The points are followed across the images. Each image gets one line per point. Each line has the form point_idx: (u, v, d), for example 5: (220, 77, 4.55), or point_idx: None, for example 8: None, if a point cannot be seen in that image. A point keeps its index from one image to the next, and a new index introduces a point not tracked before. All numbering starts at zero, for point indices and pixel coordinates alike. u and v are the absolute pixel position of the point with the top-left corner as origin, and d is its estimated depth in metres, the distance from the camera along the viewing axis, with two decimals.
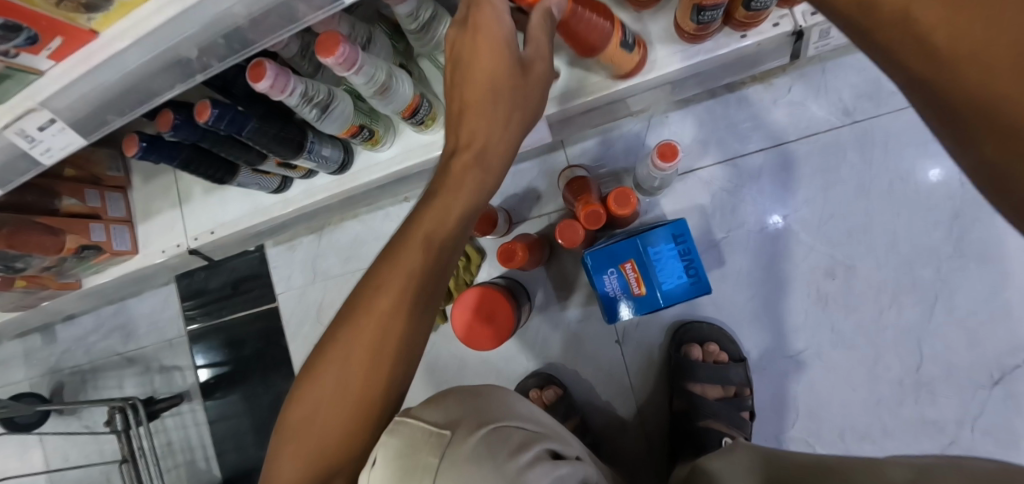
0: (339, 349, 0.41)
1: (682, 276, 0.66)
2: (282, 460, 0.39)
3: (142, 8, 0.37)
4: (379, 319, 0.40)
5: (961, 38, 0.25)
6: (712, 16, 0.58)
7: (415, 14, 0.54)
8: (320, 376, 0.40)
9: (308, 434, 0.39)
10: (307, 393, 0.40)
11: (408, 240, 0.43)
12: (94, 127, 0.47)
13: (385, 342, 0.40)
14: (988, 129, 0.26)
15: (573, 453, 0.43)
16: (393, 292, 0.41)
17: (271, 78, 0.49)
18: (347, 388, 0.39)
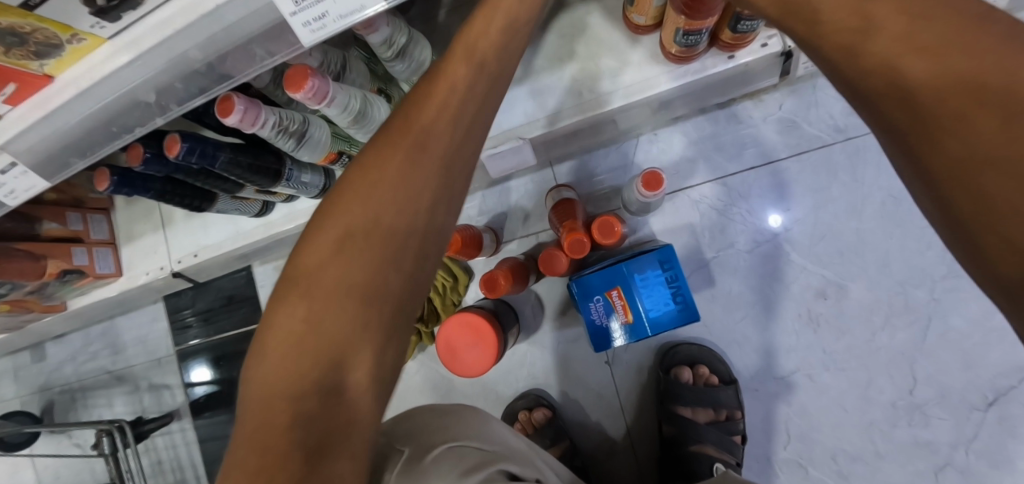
0: (344, 212, 0.35)
1: (668, 303, 0.64)
2: (295, 316, 0.33)
3: (95, 55, 0.37)
4: (394, 173, 0.35)
5: (953, 99, 0.26)
6: (697, 40, 0.56)
7: (390, 42, 0.52)
8: (326, 251, 0.34)
9: (311, 317, 0.33)
10: (309, 270, 0.34)
11: (425, 91, 0.37)
12: (57, 169, 0.45)
13: (408, 214, 0.35)
14: (962, 197, 0.26)
15: (536, 476, 0.46)
16: (405, 152, 0.35)
17: (241, 112, 0.47)
18: (382, 213, 0.34)
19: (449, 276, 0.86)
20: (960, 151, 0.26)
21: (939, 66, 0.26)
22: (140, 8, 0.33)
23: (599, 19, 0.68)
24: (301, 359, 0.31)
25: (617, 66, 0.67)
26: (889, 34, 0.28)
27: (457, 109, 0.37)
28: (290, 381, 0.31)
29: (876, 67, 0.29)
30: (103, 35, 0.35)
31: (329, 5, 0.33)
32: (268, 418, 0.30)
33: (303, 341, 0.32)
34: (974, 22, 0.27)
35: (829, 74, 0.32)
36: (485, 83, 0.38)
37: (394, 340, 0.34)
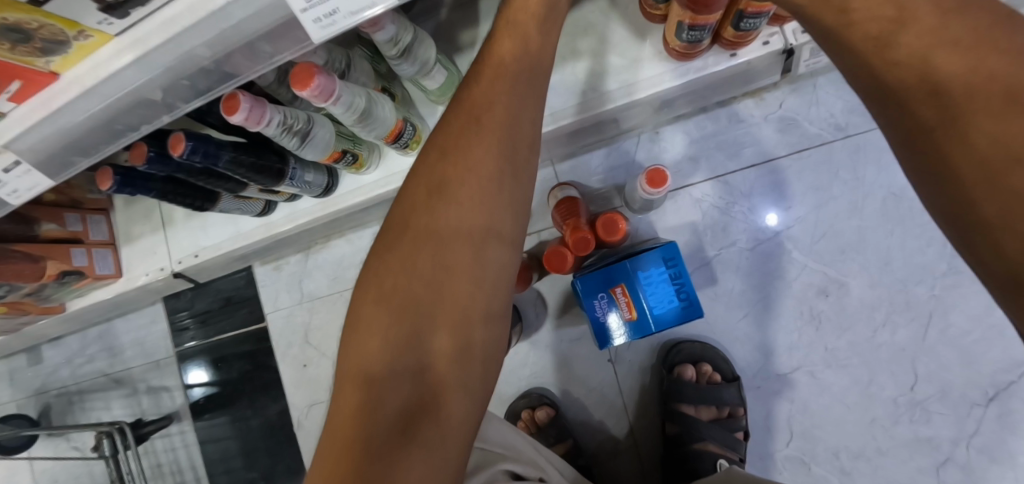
0: (412, 231, 0.43)
1: (673, 300, 0.64)
2: (377, 316, 0.41)
3: (100, 52, 0.37)
4: (455, 194, 0.43)
5: (980, 92, 0.30)
6: (697, 36, 0.56)
7: (396, 39, 0.52)
8: (392, 269, 0.42)
9: (382, 321, 0.40)
10: (376, 286, 0.42)
11: (477, 120, 0.43)
12: (60, 167, 0.45)
13: (468, 226, 0.42)
14: (982, 190, 0.30)
15: (537, 473, 0.56)
16: (463, 175, 0.43)
17: (246, 110, 0.47)
18: (446, 228, 0.42)
19: None
20: (983, 142, 0.30)
21: (967, 60, 0.31)
22: (148, 5, 0.33)
23: (603, 17, 0.68)
24: (385, 349, 0.39)
25: (621, 64, 0.67)
26: (921, 30, 0.32)
27: (490, 132, 0.43)
28: (378, 367, 0.39)
29: (910, 59, 0.33)
30: (111, 32, 0.35)
31: (340, 2, 0.33)
32: (358, 402, 0.38)
33: (380, 340, 0.40)
34: (991, 25, 0.32)
35: (852, 67, 0.36)
36: (514, 101, 0.44)
37: (464, 329, 0.41)
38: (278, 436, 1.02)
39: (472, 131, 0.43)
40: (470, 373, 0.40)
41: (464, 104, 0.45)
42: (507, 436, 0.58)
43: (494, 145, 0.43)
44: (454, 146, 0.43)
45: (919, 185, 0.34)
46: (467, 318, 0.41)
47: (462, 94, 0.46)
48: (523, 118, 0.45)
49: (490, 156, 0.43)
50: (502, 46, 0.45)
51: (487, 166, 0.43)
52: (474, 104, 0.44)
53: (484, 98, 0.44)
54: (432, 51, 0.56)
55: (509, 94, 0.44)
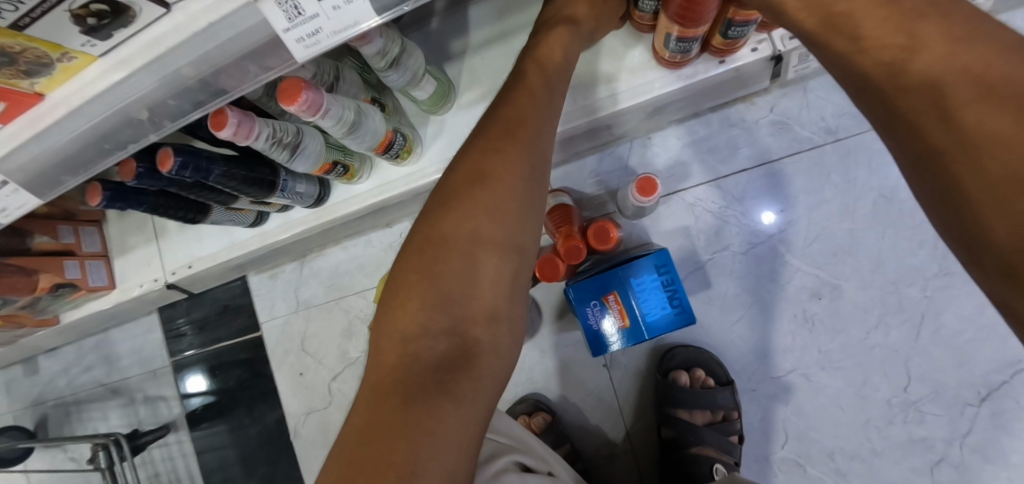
0: (446, 211, 0.46)
1: (665, 306, 0.65)
2: (414, 285, 0.44)
3: (86, 73, 0.37)
4: (489, 180, 0.46)
5: (988, 113, 0.30)
6: (684, 47, 0.56)
7: (384, 52, 0.52)
8: (430, 244, 0.45)
9: (419, 291, 0.44)
10: (413, 259, 0.45)
11: (510, 124, 0.48)
12: (49, 186, 0.45)
13: (503, 210, 0.46)
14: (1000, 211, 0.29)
15: (547, 468, 0.58)
16: (499, 165, 0.46)
17: (234, 125, 0.47)
18: (480, 210, 0.45)
19: None
20: (995, 168, 0.29)
21: (976, 82, 0.31)
22: (132, 27, 0.33)
23: None
24: (423, 315, 0.43)
25: (611, 72, 0.67)
26: (932, 55, 0.33)
27: (522, 137, 0.48)
28: (415, 331, 0.42)
29: (918, 80, 0.33)
30: (95, 54, 0.35)
31: (323, 21, 0.33)
32: (396, 360, 0.41)
33: (417, 307, 0.43)
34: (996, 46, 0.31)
35: (849, 73, 0.39)
36: (542, 118, 0.50)
37: (494, 302, 0.45)
38: (276, 444, 1.02)
39: (508, 132, 0.48)
40: (497, 343, 0.44)
41: (498, 115, 0.49)
42: (516, 430, 0.60)
43: (526, 148, 0.47)
44: (490, 142, 0.47)
45: (936, 209, 0.34)
46: (497, 293, 0.45)
47: (498, 110, 0.50)
48: (548, 130, 0.50)
49: (520, 156, 0.47)
50: (531, 81, 0.52)
51: (520, 163, 0.47)
52: (513, 111, 0.49)
53: (518, 110, 0.49)
54: (420, 66, 0.57)
55: (539, 108, 0.50)
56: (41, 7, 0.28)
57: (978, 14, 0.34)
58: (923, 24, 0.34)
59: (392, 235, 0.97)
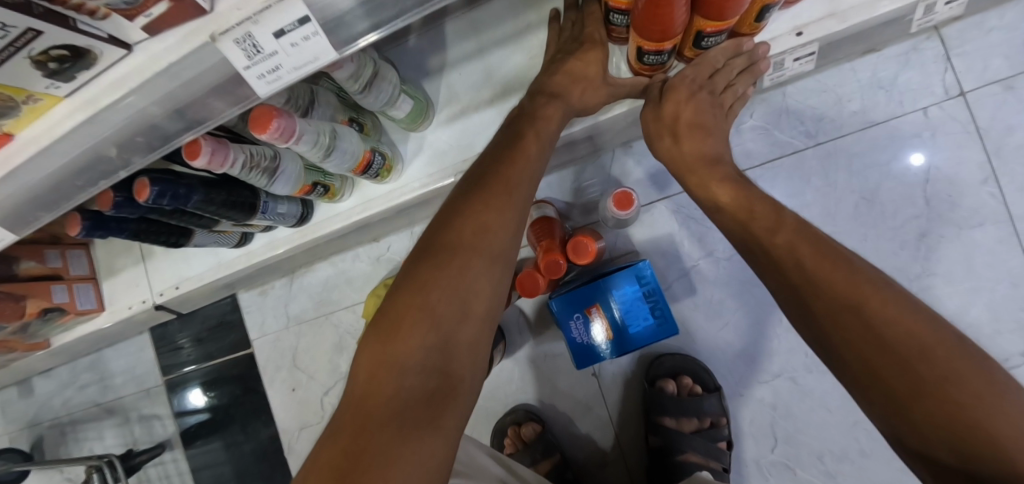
0: (444, 248, 0.47)
1: (647, 317, 0.65)
2: (409, 313, 0.44)
3: (53, 113, 0.37)
4: (487, 225, 0.48)
5: (913, 339, 0.35)
6: (657, 59, 0.56)
7: (356, 75, 0.52)
8: (426, 279, 0.45)
9: (416, 318, 0.43)
10: (406, 294, 0.45)
11: (503, 175, 0.51)
12: (23, 222, 0.45)
13: (498, 257, 0.47)
14: (946, 415, 0.32)
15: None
16: (496, 213, 0.48)
17: (208, 154, 0.47)
18: (476, 251, 0.47)
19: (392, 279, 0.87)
20: (948, 387, 0.33)
21: (906, 320, 0.36)
22: (94, 67, 0.34)
23: None
24: (415, 343, 0.42)
25: None
26: (840, 283, 0.39)
27: (518, 191, 0.51)
28: (406, 359, 0.42)
29: (849, 310, 0.38)
30: (61, 94, 0.35)
31: (282, 58, 0.33)
32: (382, 387, 0.40)
33: (410, 337, 0.42)
34: (919, 313, 0.37)
35: (793, 279, 0.43)
36: (532, 181, 0.53)
37: (479, 341, 0.45)
38: (269, 460, 1.03)
39: (506, 184, 0.50)
40: (476, 387, 0.44)
41: (496, 165, 0.52)
42: (470, 454, 0.65)
43: (518, 201, 0.50)
44: (489, 194, 0.49)
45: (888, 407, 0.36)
46: (484, 332, 0.46)
47: (496, 161, 0.52)
48: (535, 186, 0.53)
49: (516, 211, 0.50)
50: (530, 144, 0.54)
51: (516, 215, 0.50)
52: (510, 165, 0.51)
53: (520, 163, 0.52)
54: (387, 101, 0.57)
55: (533, 166, 0.53)
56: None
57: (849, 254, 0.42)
58: (808, 256, 0.42)
59: (379, 249, 0.97)
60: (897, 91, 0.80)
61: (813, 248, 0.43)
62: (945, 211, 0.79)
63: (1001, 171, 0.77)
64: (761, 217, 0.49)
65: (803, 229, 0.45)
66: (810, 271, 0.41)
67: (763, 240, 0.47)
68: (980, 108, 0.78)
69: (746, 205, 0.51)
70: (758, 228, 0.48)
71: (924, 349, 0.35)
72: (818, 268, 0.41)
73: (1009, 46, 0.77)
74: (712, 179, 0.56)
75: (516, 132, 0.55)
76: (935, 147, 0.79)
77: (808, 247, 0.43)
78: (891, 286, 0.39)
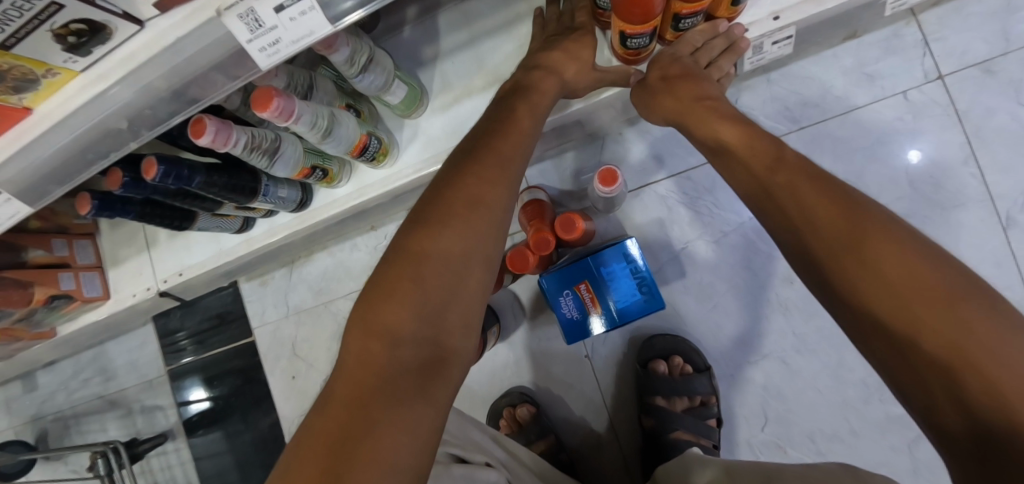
0: (438, 221, 0.48)
1: (635, 293, 0.68)
2: (402, 286, 0.45)
3: (69, 87, 0.40)
4: (479, 202, 0.50)
5: (929, 295, 0.34)
6: (639, 43, 0.58)
7: (352, 60, 0.55)
8: (418, 252, 0.47)
9: (408, 290, 0.45)
10: (403, 260, 0.47)
11: (495, 154, 0.53)
12: (38, 195, 0.47)
13: (488, 233, 0.49)
14: (960, 371, 0.32)
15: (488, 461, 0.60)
16: (486, 190, 0.50)
17: (212, 133, 0.50)
18: (468, 224, 0.48)
19: None
20: (959, 338, 0.33)
21: (922, 273, 0.35)
22: (108, 44, 0.36)
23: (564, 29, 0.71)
24: (405, 315, 0.44)
25: None
26: (846, 233, 0.39)
27: (508, 169, 0.53)
28: (398, 329, 0.44)
29: (860, 265, 0.37)
30: (76, 69, 0.38)
31: (282, 32, 0.36)
32: (376, 355, 0.42)
33: (401, 309, 0.44)
34: (932, 258, 0.36)
35: (810, 229, 0.41)
36: (524, 159, 0.55)
37: (469, 313, 0.47)
38: (270, 449, 1.04)
39: (498, 162, 0.52)
40: (466, 353, 0.46)
41: (489, 144, 0.54)
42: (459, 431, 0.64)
43: (508, 179, 0.52)
44: (481, 171, 0.51)
45: (895, 365, 0.36)
46: (473, 304, 0.48)
47: (490, 140, 0.54)
48: (522, 161, 0.55)
49: (507, 187, 0.52)
50: (523, 122, 0.56)
51: (507, 193, 0.52)
52: (502, 144, 0.54)
53: (511, 143, 0.54)
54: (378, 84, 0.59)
55: (524, 143, 0.56)
56: (24, 28, 0.31)
57: (858, 197, 0.41)
58: (814, 205, 0.42)
59: (376, 238, 1.00)
60: (878, 76, 0.83)
61: (818, 188, 0.42)
62: (927, 193, 0.81)
63: (982, 152, 0.80)
64: (761, 155, 0.48)
65: (808, 167, 0.45)
66: (816, 216, 0.41)
67: (766, 180, 0.46)
68: (960, 92, 0.81)
69: (753, 145, 0.49)
70: (761, 172, 0.47)
71: (934, 297, 0.34)
72: (824, 216, 0.40)
73: (985, 32, 0.80)
74: (719, 120, 0.53)
75: (509, 107, 0.57)
76: (916, 130, 0.82)
77: (812, 189, 0.43)
78: (903, 234, 0.38)
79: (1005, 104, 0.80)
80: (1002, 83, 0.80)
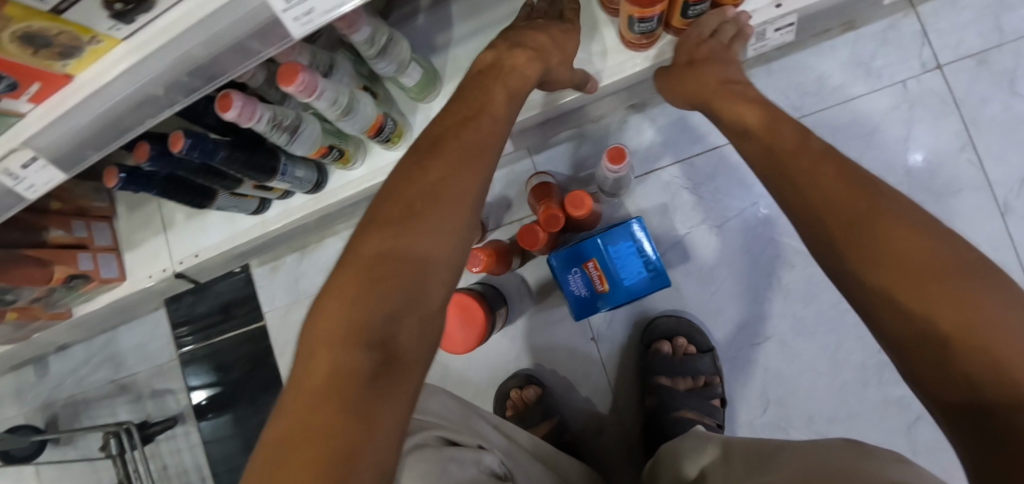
0: (402, 207, 0.44)
1: (641, 271, 0.70)
2: (359, 276, 0.39)
3: (110, 56, 0.42)
4: (444, 186, 0.45)
5: (934, 271, 0.34)
6: (647, 28, 0.61)
7: (372, 40, 0.57)
8: (379, 242, 0.41)
9: (365, 281, 0.39)
10: (370, 248, 0.41)
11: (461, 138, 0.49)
12: (73, 161, 0.50)
13: (454, 217, 0.44)
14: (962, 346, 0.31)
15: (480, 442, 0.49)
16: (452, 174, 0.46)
17: (239, 108, 0.52)
18: (435, 207, 0.44)
19: None
20: (965, 313, 0.32)
21: (926, 251, 0.35)
22: (151, 12, 0.38)
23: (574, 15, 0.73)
24: (362, 306, 0.37)
25: (584, 55, 0.71)
26: (862, 211, 0.39)
27: (476, 152, 0.49)
28: (353, 323, 0.36)
29: (869, 242, 0.37)
30: (118, 37, 0.40)
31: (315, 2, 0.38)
32: (328, 353, 0.35)
33: (357, 301, 0.37)
34: (942, 239, 0.36)
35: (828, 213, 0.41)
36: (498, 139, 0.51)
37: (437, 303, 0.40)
38: None
39: (465, 146, 0.48)
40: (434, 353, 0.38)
41: (457, 131, 0.50)
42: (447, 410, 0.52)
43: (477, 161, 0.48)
44: (446, 156, 0.47)
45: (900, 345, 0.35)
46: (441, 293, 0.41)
47: (456, 128, 0.51)
48: (492, 146, 0.51)
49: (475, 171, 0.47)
50: (495, 105, 0.54)
51: (476, 176, 0.47)
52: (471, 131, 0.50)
53: (477, 129, 0.51)
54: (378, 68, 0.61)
55: (495, 126, 0.52)
56: None
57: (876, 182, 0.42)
58: (832, 188, 0.42)
59: None
60: (876, 66, 0.85)
61: (838, 170, 0.43)
62: (924, 180, 0.84)
63: (978, 140, 0.82)
64: (789, 140, 0.49)
65: (845, 164, 0.44)
66: (835, 196, 0.41)
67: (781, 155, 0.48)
68: (957, 81, 0.83)
69: (777, 129, 0.51)
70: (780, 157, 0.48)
71: (939, 273, 0.34)
72: (848, 198, 0.41)
73: (980, 24, 0.83)
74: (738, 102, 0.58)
75: (483, 88, 0.55)
76: (914, 119, 0.84)
77: (833, 170, 0.43)
78: (915, 218, 0.38)
79: (999, 93, 0.82)
80: (996, 73, 0.82)
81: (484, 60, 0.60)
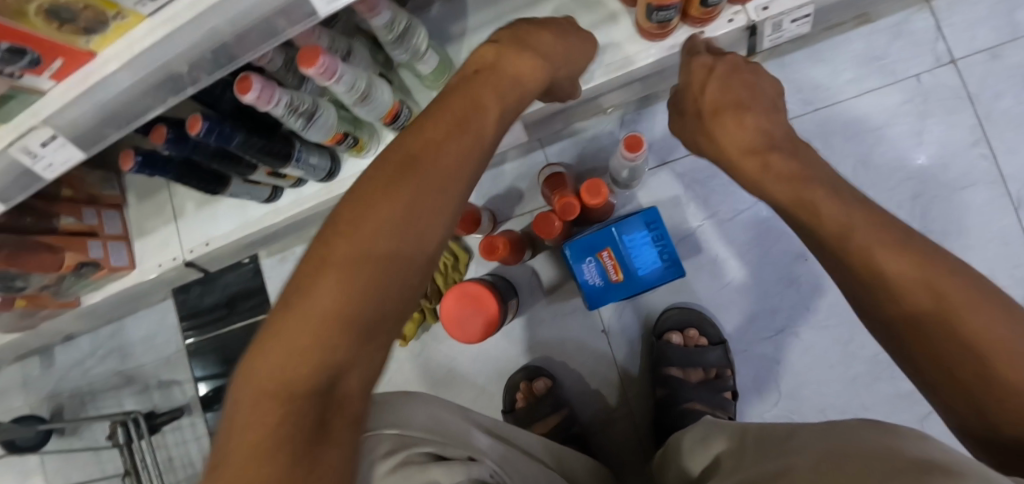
0: (368, 208, 0.35)
1: (657, 260, 0.70)
2: (305, 297, 0.31)
3: (134, 31, 0.41)
4: (417, 184, 0.37)
5: (940, 306, 0.34)
6: (666, 17, 0.60)
7: (391, 25, 0.57)
8: (334, 251, 0.33)
9: (313, 302, 0.31)
10: (323, 260, 0.33)
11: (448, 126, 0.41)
12: (92, 141, 0.50)
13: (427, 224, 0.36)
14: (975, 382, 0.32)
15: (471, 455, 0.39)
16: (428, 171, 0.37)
17: (257, 90, 0.52)
18: (404, 212, 0.35)
19: (450, 254, 0.91)
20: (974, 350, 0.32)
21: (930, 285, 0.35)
22: None
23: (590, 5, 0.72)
24: (305, 337, 0.30)
25: (599, 44, 0.71)
26: (868, 244, 0.39)
27: (459, 143, 0.40)
28: (293, 359, 0.29)
29: (876, 275, 0.38)
30: (144, 12, 0.39)
31: None
32: (263, 399, 0.28)
33: (300, 331, 0.30)
34: (950, 269, 0.35)
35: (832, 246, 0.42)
36: (491, 133, 0.43)
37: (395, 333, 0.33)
38: None
39: (449, 136, 0.40)
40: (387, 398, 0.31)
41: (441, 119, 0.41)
42: (433, 415, 0.41)
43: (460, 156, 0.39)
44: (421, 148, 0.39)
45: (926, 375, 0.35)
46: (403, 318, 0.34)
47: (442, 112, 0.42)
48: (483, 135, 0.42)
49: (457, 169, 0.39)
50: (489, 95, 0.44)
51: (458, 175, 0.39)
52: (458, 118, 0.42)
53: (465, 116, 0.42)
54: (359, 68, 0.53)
55: (487, 115, 0.43)
56: None
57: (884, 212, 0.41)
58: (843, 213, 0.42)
59: None
60: (890, 60, 0.85)
61: (843, 197, 0.44)
62: (936, 174, 0.83)
63: (991, 134, 0.82)
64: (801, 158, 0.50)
65: (856, 194, 0.44)
66: (839, 229, 0.42)
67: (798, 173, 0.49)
68: (970, 75, 0.83)
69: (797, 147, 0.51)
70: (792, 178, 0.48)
71: (945, 310, 0.34)
72: (860, 227, 0.40)
73: (994, 19, 0.83)
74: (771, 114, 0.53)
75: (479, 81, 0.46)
76: (927, 113, 0.84)
77: (844, 198, 0.44)
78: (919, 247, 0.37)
79: (1013, 88, 0.82)
80: (1009, 68, 0.82)
81: (480, 56, 0.48)
